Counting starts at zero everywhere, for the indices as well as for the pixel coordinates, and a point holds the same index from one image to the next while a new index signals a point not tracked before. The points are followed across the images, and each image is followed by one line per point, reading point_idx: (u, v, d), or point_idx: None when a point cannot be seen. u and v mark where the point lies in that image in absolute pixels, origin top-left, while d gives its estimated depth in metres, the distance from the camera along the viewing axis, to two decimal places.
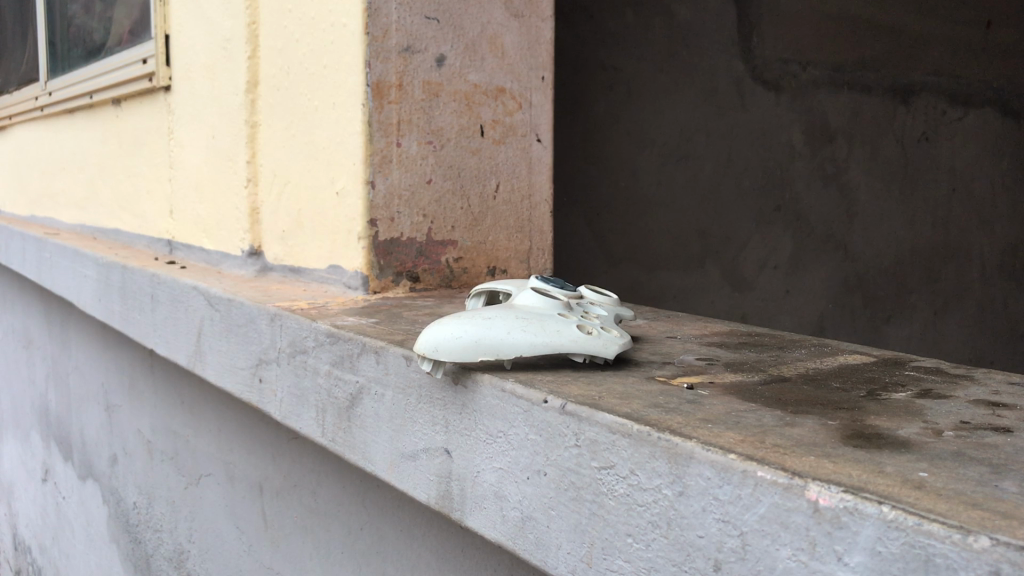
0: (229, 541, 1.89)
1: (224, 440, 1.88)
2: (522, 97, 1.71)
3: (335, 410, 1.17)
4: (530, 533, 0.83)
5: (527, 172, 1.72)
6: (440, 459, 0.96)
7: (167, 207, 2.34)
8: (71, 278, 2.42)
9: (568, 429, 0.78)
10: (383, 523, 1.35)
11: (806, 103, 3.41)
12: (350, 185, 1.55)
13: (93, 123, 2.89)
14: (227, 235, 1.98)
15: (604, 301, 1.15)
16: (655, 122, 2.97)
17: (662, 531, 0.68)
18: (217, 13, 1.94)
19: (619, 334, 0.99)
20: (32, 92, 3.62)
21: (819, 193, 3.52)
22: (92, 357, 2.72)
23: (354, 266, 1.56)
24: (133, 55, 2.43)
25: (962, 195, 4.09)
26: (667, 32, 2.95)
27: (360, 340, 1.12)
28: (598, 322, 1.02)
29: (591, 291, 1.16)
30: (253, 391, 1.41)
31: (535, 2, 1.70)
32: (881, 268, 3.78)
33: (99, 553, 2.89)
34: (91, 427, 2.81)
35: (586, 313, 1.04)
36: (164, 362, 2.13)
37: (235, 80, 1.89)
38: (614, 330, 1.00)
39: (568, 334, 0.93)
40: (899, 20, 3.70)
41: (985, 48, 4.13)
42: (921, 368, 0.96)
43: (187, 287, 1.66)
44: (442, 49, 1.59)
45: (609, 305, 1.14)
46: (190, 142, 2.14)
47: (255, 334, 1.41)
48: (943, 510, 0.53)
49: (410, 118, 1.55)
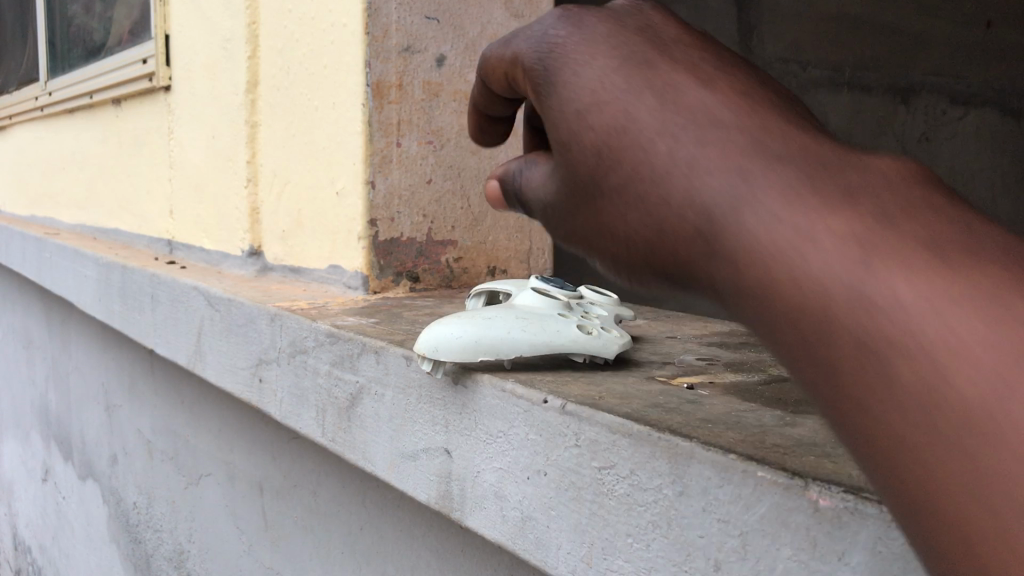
0: (228, 540, 1.89)
1: (224, 440, 1.87)
2: None
3: (336, 410, 1.17)
4: (530, 533, 0.84)
5: None
6: (440, 459, 0.96)
7: (167, 208, 2.34)
8: (71, 277, 2.43)
9: (568, 428, 0.78)
10: (383, 523, 1.35)
11: (806, 104, 3.41)
12: (350, 185, 1.55)
13: (93, 123, 2.88)
14: (228, 234, 1.98)
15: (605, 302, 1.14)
16: None
17: (662, 531, 0.69)
18: (217, 12, 1.94)
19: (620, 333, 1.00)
20: (32, 92, 3.62)
21: None
22: (91, 357, 2.73)
23: (354, 266, 1.56)
24: (133, 55, 2.42)
25: (962, 196, 4.07)
26: None
27: (360, 340, 1.11)
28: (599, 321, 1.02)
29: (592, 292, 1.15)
30: (253, 391, 1.41)
31: (535, 2, 1.69)
32: None
33: (99, 553, 2.89)
34: (91, 427, 2.81)
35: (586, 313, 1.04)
36: (164, 361, 2.13)
37: (235, 81, 1.88)
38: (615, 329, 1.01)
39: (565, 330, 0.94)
40: (899, 19, 3.69)
41: (986, 48, 4.10)
42: None
43: (187, 286, 1.66)
44: (442, 50, 1.59)
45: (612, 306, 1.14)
46: (191, 144, 2.15)
47: (255, 334, 1.40)
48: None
49: (410, 118, 1.55)
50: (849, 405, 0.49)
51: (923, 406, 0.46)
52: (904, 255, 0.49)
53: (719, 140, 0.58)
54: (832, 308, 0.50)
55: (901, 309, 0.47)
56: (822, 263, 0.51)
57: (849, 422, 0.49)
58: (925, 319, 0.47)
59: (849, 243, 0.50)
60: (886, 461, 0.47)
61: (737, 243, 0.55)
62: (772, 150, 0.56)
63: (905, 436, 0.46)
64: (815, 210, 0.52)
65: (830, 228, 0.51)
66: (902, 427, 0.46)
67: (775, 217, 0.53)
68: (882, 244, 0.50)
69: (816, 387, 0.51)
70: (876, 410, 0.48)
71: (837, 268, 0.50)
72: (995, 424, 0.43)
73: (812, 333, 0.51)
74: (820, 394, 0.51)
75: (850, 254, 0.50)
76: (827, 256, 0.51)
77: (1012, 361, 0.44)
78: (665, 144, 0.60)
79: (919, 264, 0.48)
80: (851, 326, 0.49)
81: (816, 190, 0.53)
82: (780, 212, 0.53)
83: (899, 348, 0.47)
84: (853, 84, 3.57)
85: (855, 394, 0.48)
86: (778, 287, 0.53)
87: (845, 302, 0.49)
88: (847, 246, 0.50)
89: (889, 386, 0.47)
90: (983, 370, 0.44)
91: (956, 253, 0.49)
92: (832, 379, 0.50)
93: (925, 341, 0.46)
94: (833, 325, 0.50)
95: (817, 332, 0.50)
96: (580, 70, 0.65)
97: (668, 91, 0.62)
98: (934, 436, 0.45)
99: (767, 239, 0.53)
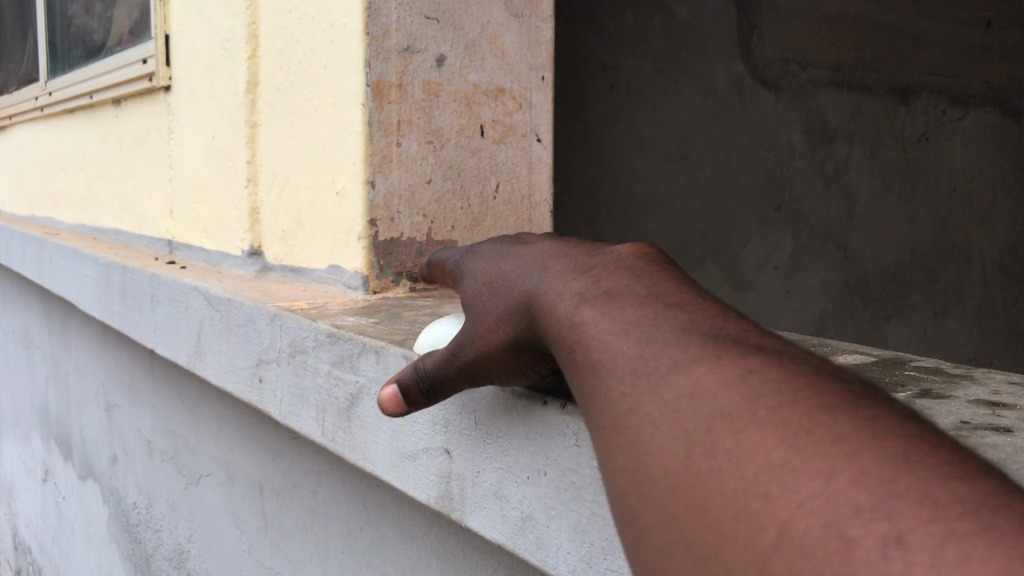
0: (228, 541, 1.89)
1: (224, 440, 1.87)
2: (522, 97, 1.70)
3: (335, 410, 1.17)
4: (530, 533, 0.84)
5: (526, 172, 1.72)
6: (440, 459, 0.96)
7: (167, 208, 2.34)
8: (71, 277, 2.43)
9: (568, 428, 0.78)
10: (382, 523, 1.35)
11: (805, 104, 3.42)
12: (350, 185, 1.55)
13: (93, 123, 2.88)
14: (228, 234, 1.98)
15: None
16: (655, 122, 3.03)
17: None
18: (216, 12, 1.94)
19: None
20: (32, 92, 3.62)
21: (819, 193, 3.53)
22: (92, 357, 2.73)
23: (354, 266, 1.56)
24: (133, 55, 2.42)
25: (962, 196, 4.06)
26: (667, 33, 3.00)
27: (359, 340, 1.11)
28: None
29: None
30: (253, 391, 1.41)
31: (535, 2, 1.69)
32: (881, 268, 3.78)
33: (99, 553, 2.89)
34: (91, 427, 2.80)
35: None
36: (164, 360, 2.13)
37: (235, 81, 1.88)
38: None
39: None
40: (900, 19, 3.68)
41: (987, 48, 4.08)
42: (921, 369, 0.96)
43: (187, 286, 1.66)
44: (443, 50, 1.59)
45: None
46: (190, 144, 2.15)
47: (255, 334, 1.40)
48: (904, 573, 0.38)
49: (410, 118, 1.55)
50: (636, 503, 0.52)
51: (682, 490, 0.49)
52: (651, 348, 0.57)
53: (538, 266, 0.74)
54: (613, 404, 0.56)
55: (655, 407, 0.53)
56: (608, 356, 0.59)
57: (638, 519, 0.52)
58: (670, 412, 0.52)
59: (616, 326, 0.60)
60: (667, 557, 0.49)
61: (554, 322, 0.66)
62: (587, 253, 0.72)
63: (678, 526, 0.48)
64: (597, 293, 0.65)
65: (604, 311, 0.62)
66: (667, 515, 0.49)
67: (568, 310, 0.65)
68: (647, 336, 0.58)
69: (615, 494, 0.54)
70: (654, 504, 0.50)
71: (601, 335, 0.60)
72: (728, 491, 0.46)
73: (609, 428, 0.56)
74: (618, 501, 0.53)
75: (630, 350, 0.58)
76: (600, 324, 0.61)
77: (736, 428, 0.48)
78: (510, 265, 0.77)
79: (668, 366, 0.55)
80: (625, 427, 0.54)
81: (605, 285, 0.65)
82: (572, 291, 0.66)
83: (654, 437, 0.52)
84: (854, 84, 3.57)
85: (637, 497, 0.52)
86: (586, 368, 0.60)
87: (621, 397, 0.56)
88: (613, 322, 0.61)
89: (657, 479, 0.51)
90: (716, 443, 0.48)
91: (694, 345, 0.55)
92: (623, 483, 0.53)
93: (665, 431, 0.52)
94: (617, 424, 0.55)
95: (618, 430, 0.55)
96: (472, 255, 0.85)
97: (524, 241, 0.82)
98: (694, 511, 0.48)
99: (565, 314, 0.65)
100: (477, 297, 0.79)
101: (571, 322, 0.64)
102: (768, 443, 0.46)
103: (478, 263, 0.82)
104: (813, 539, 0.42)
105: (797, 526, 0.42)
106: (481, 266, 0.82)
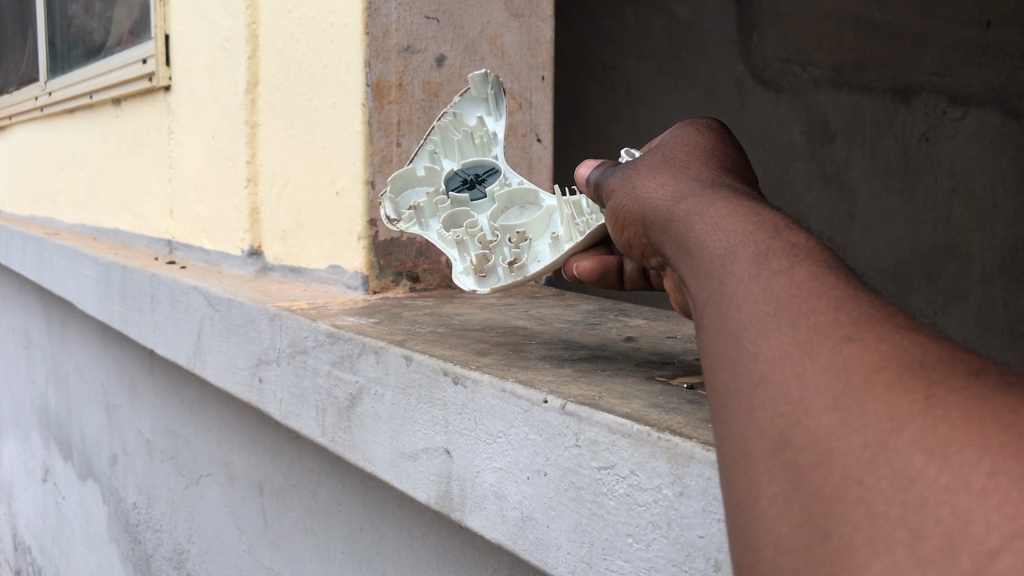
0: (229, 541, 1.89)
1: (224, 439, 1.87)
2: (522, 97, 1.72)
3: (336, 410, 1.17)
4: (530, 533, 0.83)
5: (527, 172, 1.74)
6: (440, 458, 0.96)
7: (167, 208, 2.33)
8: (71, 277, 2.43)
9: (568, 429, 0.78)
10: (382, 522, 1.35)
11: (806, 103, 3.42)
12: (350, 186, 1.54)
13: (93, 123, 2.87)
14: (227, 235, 1.97)
15: (450, 180, 1.29)
16: (654, 123, 3.06)
17: (662, 531, 0.69)
18: (217, 12, 1.94)
19: (483, 279, 1.11)
20: (31, 92, 3.61)
21: (819, 193, 3.54)
22: (92, 357, 2.73)
23: (354, 266, 1.56)
24: (133, 55, 2.41)
25: (963, 196, 4.02)
26: (667, 32, 3.06)
27: (359, 340, 1.12)
28: (501, 257, 1.12)
29: (460, 163, 1.31)
30: (253, 391, 1.41)
31: (535, 2, 1.71)
32: (881, 268, 3.78)
33: (99, 553, 2.88)
34: (91, 427, 2.80)
35: (514, 241, 1.12)
36: (163, 360, 2.12)
37: (234, 81, 1.88)
38: (493, 275, 1.11)
39: (545, 258, 1.08)
40: (899, 19, 3.68)
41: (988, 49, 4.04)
42: None
43: (187, 287, 1.66)
44: (443, 49, 1.61)
45: (431, 183, 1.31)
46: (190, 142, 2.15)
47: (255, 334, 1.40)
48: None
49: (410, 118, 1.55)
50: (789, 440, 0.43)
51: (866, 418, 0.41)
52: (830, 290, 0.48)
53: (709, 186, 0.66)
54: (772, 335, 0.47)
55: (844, 341, 0.44)
56: (761, 296, 0.50)
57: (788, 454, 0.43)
58: (868, 346, 0.44)
59: (768, 246, 0.53)
60: (800, 480, 0.42)
61: (701, 248, 0.58)
62: (750, 199, 0.62)
63: (837, 454, 0.41)
64: (735, 213, 0.59)
65: (763, 261, 0.52)
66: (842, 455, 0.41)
67: (728, 240, 0.56)
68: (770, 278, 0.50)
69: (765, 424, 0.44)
70: (814, 424, 0.42)
71: (739, 236, 0.55)
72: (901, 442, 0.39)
73: (731, 365, 0.48)
74: (752, 423, 0.45)
75: (793, 289, 0.49)
76: (750, 266, 0.52)
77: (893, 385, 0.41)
78: (685, 175, 0.70)
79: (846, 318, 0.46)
80: (759, 361, 0.47)
81: (761, 227, 0.56)
82: (719, 192, 0.64)
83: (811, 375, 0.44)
84: (853, 84, 3.57)
85: (790, 417, 0.43)
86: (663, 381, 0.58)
87: (789, 325, 0.47)
88: (762, 227, 0.55)
89: (823, 405, 0.43)
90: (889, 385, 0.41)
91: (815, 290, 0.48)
92: (769, 404, 0.45)
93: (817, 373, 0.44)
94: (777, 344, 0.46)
95: (757, 366, 0.46)
96: (673, 136, 0.80)
97: (717, 132, 0.79)
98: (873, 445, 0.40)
99: (718, 246, 0.56)
100: (636, 173, 0.76)
101: (705, 210, 0.62)
102: (978, 403, 0.39)
103: (670, 132, 0.81)
104: (1016, 508, 0.35)
105: (997, 493, 0.36)
106: (667, 154, 0.76)
